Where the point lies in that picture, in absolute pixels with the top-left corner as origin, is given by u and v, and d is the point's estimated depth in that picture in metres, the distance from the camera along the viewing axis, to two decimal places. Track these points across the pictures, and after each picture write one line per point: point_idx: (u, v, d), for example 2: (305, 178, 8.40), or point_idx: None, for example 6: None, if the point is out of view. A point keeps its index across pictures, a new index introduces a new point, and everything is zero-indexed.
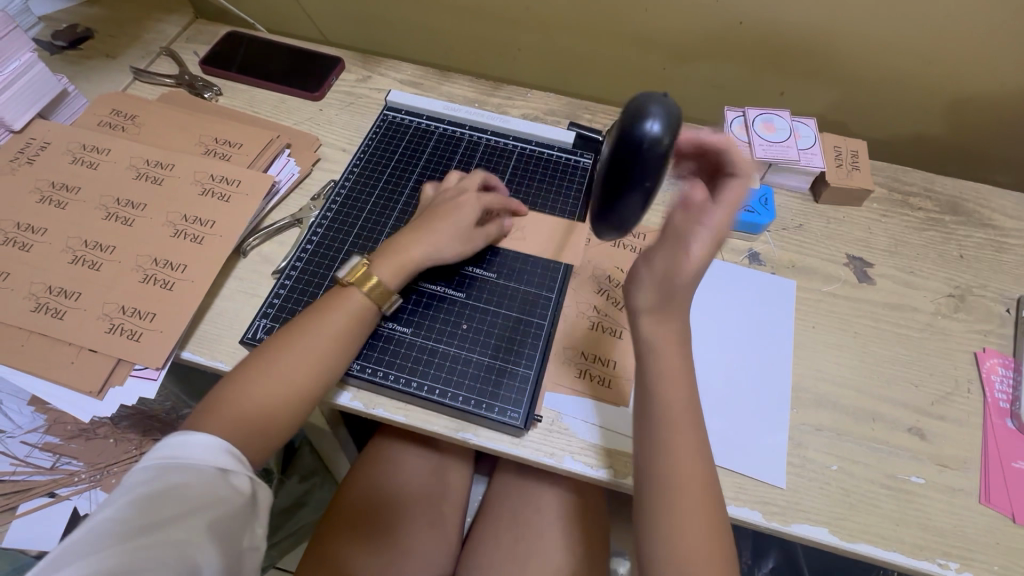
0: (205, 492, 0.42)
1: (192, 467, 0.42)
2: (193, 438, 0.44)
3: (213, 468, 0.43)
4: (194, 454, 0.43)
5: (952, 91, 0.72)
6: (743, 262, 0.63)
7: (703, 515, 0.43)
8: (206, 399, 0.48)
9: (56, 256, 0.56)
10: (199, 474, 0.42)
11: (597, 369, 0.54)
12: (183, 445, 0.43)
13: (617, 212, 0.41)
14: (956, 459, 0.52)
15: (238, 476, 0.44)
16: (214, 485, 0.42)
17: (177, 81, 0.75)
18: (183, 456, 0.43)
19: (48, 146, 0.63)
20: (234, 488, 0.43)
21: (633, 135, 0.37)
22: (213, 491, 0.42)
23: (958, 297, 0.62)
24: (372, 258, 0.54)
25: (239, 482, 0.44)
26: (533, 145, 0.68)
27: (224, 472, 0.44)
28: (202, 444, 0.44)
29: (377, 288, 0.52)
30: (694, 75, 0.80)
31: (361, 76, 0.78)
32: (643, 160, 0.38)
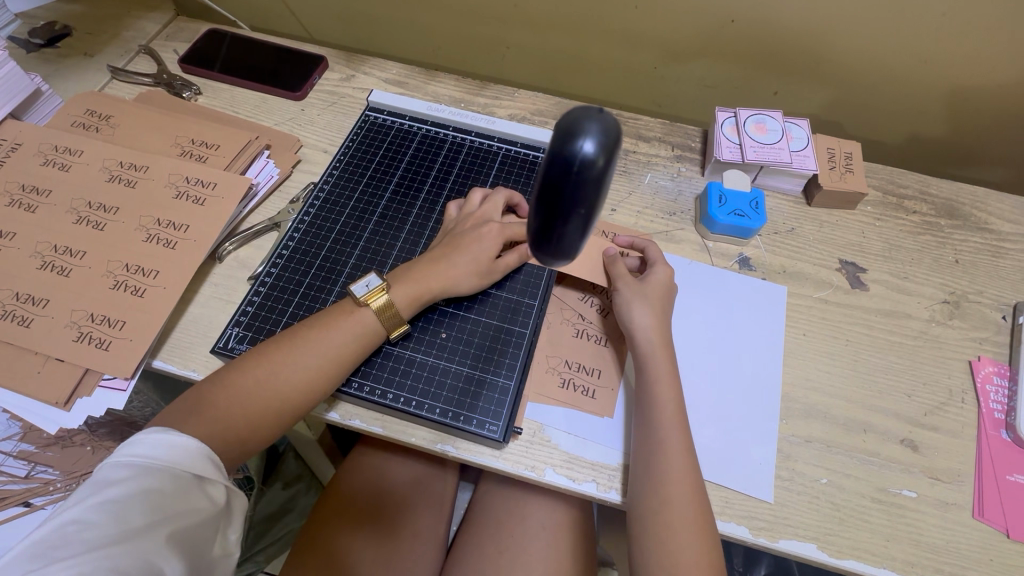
0: (179, 501, 0.41)
1: (166, 474, 0.41)
2: (169, 443, 0.43)
3: (188, 476, 0.42)
4: (169, 460, 0.42)
5: (949, 91, 0.71)
6: (733, 267, 0.62)
7: (693, 525, 0.45)
8: (173, 410, 0.46)
9: (25, 262, 0.55)
10: (173, 480, 0.41)
11: (581, 379, 0.53)
12: (159, 446, 0.42)
13: (552, 248, 0.33)
14: (949, 471, 0.50)
15: (214, 485, 0.43)
16: (189, 494, 0.42)
17: (156, 80, 0.73)
18: (158, 461, 0.42)
19: (19, 147, 0.61)
20: (207, 498, 0.43)
21: (560, 157, 0.29)
22: (187, 500, 0.41)
23: (953, 304, 0.60)
24: (389, 279, 0.52)
25: (213, 492, 0.43)
26: (519, 147, 0.66)
27: (200, 480, 0.43)
28: (178, 450, 0.43)
29: (395, 312, 0.51)
30: (685, 75, 0.78)
31: (345, 75, 0.76)
32: (575, 185, 0.29)
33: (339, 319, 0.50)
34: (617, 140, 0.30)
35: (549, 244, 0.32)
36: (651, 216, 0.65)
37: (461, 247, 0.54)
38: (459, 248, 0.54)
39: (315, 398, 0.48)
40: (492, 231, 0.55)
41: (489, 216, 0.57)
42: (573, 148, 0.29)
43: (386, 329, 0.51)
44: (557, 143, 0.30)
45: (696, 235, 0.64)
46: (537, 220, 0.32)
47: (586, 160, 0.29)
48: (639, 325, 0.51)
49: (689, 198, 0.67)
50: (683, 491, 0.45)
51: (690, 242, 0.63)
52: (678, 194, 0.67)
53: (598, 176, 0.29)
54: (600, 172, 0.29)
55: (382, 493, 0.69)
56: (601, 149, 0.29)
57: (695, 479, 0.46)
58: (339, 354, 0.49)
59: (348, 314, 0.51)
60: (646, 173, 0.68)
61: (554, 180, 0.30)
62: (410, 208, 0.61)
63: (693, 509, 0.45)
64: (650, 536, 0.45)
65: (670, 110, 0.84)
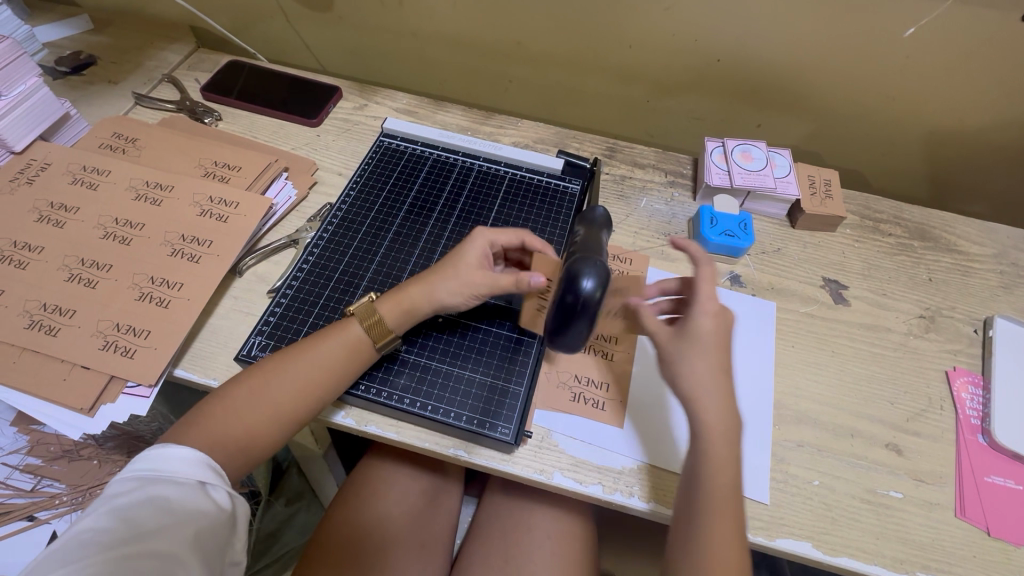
0: (182, 507, 0.42)
1: (169, 482, 0.43)
2: (169, 454, 0.44)
3: (192, 482, 0.44)
4: (171, 470, 0.44)
5: (916, 126, 0.77)
6: (725, 284, 0.66)
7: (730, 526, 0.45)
8: (186, 416, 0.48)
9: (52, 274, 0.57)
10: (178, 487, 0.43)
11: (591, 392, 0.56)
12: (162, 457, 0.44)
13: (566, 334, 0.41)
14: (932, 473, 0.54)
15: (217, 490, 0.45)
16: (192, 501, 0.43)
17: (178, 106, 0.77)
18: (159, 471, 0.43)
19: (48, 166, 0.64)
20: (211, 502, 0.44)
21: (573, 279, 0.40)
22: (189, 505, 0.43)
23: (928, 318, 0.65)
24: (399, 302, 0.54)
25: (217, 497, 0.44)
26: (524, 171, 0.71)
27: (201, 486, 0.44)
28: (178, 461, 0.44)
29: (376, 320, 0.52)
30: (676, 108, 0.84)
31: (358, 105, 0.80)
32: (583, 302, 0.39)
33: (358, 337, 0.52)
34: (611, 224, 0.47)
35: (565, 332, 0.41)
36: (647, 237, 0.69)
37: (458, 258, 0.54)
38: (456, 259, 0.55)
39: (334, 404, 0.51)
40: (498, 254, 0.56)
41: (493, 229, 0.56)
42: (580, 279, 0.40)
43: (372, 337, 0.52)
44: (568, 274, 0.41)
45: (690, 254, 0.68)
46: (553, 308, 0.41)
47: (583, 234, 0.45)
48: (700, 325, 0.49)
49: (682, 220, 0.71)
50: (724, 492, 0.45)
51: (684, 260, 0.68)
52: (672, 217, 0.72)
53: (597, 300, 0.40)
54: (599, 295, 0.40)
55: (388, 506, 0.70)
56: (599, 280, 0.40)
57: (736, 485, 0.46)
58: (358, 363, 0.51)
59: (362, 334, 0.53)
60: (641, 198, 0.73)
61: (567, 294, 0.40)
62: (424, 226, 0.64)
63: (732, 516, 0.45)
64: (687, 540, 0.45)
65: (661, 140, 0.90)
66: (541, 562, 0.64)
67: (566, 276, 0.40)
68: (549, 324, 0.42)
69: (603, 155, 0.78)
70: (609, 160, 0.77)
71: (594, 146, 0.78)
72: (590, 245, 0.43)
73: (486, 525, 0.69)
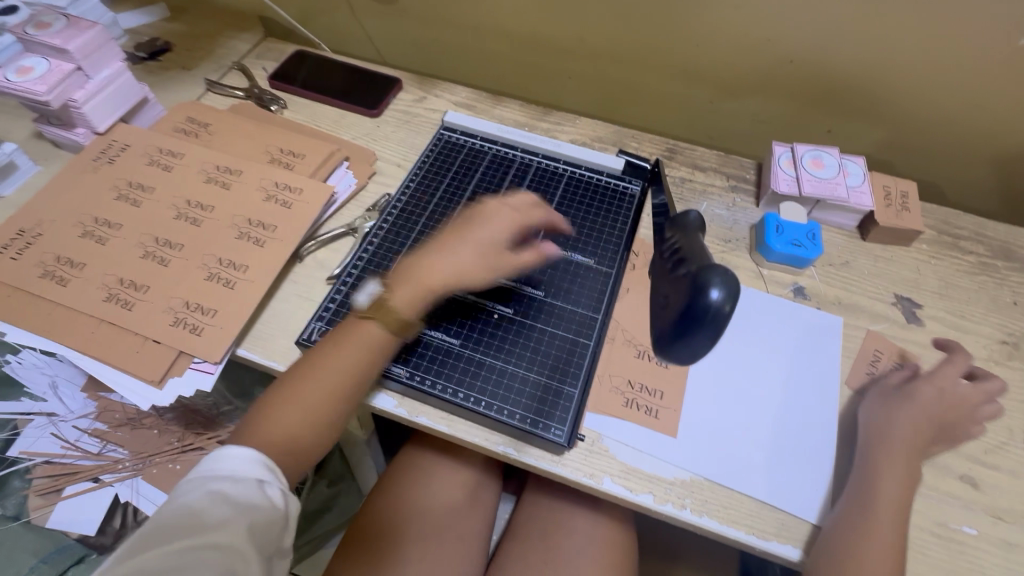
0: (243, 502, 0.41)
1: (227, 480, 0.42)
2: (225, 454, 0.44)
3: (249, 479, 0.43)
4: (231, 471, 0.43)
5: (1006, 137, 0.72)
6: (788, 296, 0.63)
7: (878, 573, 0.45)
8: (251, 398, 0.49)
9: (129, 250, 0.60)
10: (236, 484, 0.42)
11: (644, 399, 0.55)
12: (218, 457, 0.44)
13: (689, 348, 0.37)
14: (1012, 512, 0.50)
15: (273, 487, 0.44)
16: (252, 496, 0.42)
17: (247, 93, 0.79)
18: (219, 473, 0.43)
19: (127, 148, 0.68)
20: (268, 498, 0.43)
21: (698, 289, 0.35)
22: (248, 499, 0.42)
23: (1011, 345, 0.60)
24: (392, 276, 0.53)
25: (274, 494, 0.44)
26: (583, 170, 0.70)
27: (258, 482, 0.43)
28: (234, 458, 0.44)
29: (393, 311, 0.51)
30: (741, 111, 0.81)
31: (417, 97, 0.81)
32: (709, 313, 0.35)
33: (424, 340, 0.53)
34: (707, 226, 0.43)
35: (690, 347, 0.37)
36: (707, 243, 0.67)
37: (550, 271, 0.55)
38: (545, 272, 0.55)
39: None
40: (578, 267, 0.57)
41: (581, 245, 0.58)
42: (707, 288, 0.35)
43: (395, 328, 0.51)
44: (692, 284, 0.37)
45: (751, 262, 0.66)
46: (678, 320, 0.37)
47: (681, 240, 0.42)
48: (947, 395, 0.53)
49: (744, 227, 0.69)
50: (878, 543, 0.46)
51: (744, 269, 0.65)
52: (734, 223, 0.69)
53: (729, 312, 0.34)
54: (731, 307, 0.34)
55: (429, 497, 0.71)
56: (729, 288, 0.34)
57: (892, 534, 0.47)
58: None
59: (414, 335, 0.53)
60: (702, 202, 0.71)
61: (690, 306, 0.36)
62: None
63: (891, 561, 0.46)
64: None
65: (722, 143, 0.87)
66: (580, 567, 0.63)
67: (691, 286, 0.36)
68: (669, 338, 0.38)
69: (662, 156, 0.76)
70: (668, 161, 0.75)
71: (653, 147, 0.77)
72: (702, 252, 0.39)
73: (524, 524, 0.69)
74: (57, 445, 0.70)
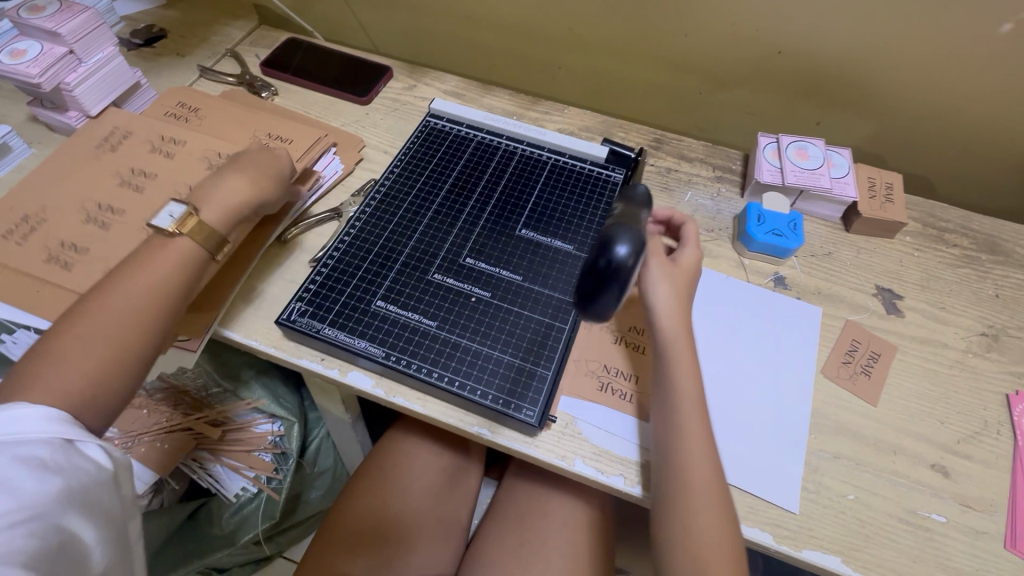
0: (63, 469, 0.38)
1: (30, 447, 0.38)
2: (15, 415, 0.38)
3: (61, 443, 0.39)
4: (36, 430, 0.38)
5: (996, 129, 0.71)
6: (768, 285, 0.63)
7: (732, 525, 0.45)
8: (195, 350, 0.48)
9: (116, 231, 0.61)
10: (42, 451, 0.38)
11: (619, 383, 0.55)
12: (9, 422, 0.38)
13: (596, 302, 0.40)
14: (982, 501, 0.50)
15: (93, 448, 0.41)
16: (70, 460, 0.39)
17: (239, 80, 0.80)
18: (13, 430, 0.38)
19: (129, 135, 0.68)
20: (88, 461, 0.40)
21: (606, 245, 0.39)
22: (66, 464, 0.39)
23: (991, 337, 0.60)
24: None
25: (95, 455, 0.41)
26: (567, 158, 0.70)
27: (76, 443, 0.40)
28: (33, 421, 0.39)
29: None
30: (730, 102, 0.81)
31: (407, 85, 0.82)
32: (614, 267, 0.39)
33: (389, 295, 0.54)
34: (651, 202, 0.47)
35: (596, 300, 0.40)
36: None
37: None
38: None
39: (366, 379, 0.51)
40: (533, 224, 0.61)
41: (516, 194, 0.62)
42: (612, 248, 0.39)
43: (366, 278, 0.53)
44: (602, 244, 0.40)
45: (733, 252, 0.66)
46: (587, 273, 0.40)
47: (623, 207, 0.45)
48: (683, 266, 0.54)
49: (728, 217, 0.69)
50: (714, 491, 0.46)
51: (726, 258, 0.65)
52: (717, 213, 0.69)
53: (630, 266, 0.39)
54: (631, 262, 0.39)
55: (411, 479, 0.72)
56: (632, 245, 0.39)
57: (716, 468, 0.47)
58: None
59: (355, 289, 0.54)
60: (686, 191, 0.71)
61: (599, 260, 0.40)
62: (463, 207, 0.65)
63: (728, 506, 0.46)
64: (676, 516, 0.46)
65: (712, 135, 0.87)
66: (557, 550, 0.64)
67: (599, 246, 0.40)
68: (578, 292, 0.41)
69: (649, 146, 0.76)
70: (655, 151, 0.75)
71: (640, 137, 0.77)
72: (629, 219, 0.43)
73: (503, 508, 0.70)
74: None
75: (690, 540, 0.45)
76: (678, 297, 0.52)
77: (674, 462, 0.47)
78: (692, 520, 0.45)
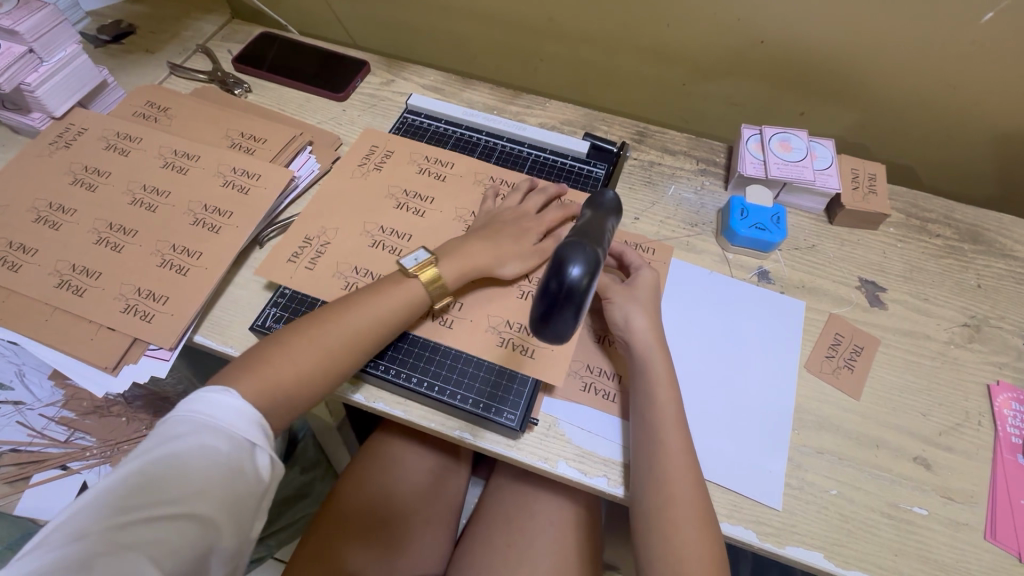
0: (231, 468, 0.41)
1: (220, 436, 0.42)
2: (222, 402, 0.43)
3: (243, 441, 0.43)
4: (224, 422, 0.43)
5: (979, 117, 0.71)
6: (752, 280, 0.63)
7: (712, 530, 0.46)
8: (238, 361, 0.48)
9: (83, 237, 0.59)
10: (229, 443, 0.42)
11: (602, 383, 0.54)
12: (218, 409, 0.43)
13: (551, 326, 0.35)
14: (963, 492, 0.51)
15: (262, 455, 0.44)
16: (240, 459, 0.42)
17: (210, 77, 0.78)
18: (221, 422, 0.43)
19: (84, 132, 0.67)
20: (255, 467, 0.43)
21: (558, 263, 0.34)
22: (236, 466, 0.42)
23: (973, 327, 0.60)
24: (436, 253, 0.55)
25: (262, 462, 0.44)
26: (548, 153, 0.70)
27: (251, 446, 0.43)
28: (233, 414, 0.43)
29: (442, 285, 0.54)
30: (714, 93, 0.80)
31: (385, 80, 0.80)
32: (569, 290, 0.33)
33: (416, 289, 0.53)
34: (621, 210, 0.42)
35: (550, 325, 0.35)
36: (673, 227, 0.66)
37: (493, 234, 0.57)
38: (497, 243, 0.57)
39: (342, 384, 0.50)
40: (512, 220, 0.59)
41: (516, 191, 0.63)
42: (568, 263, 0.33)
43: (431, 297, 0.54)
44: (556, 257, 0.34)
45: (716, 246, 0.65)
46: (536, 294, 0.35)
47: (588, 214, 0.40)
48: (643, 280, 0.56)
49: (711, 211, 0.68)
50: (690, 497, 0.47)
51: (710, 253, 0.65)
52: (701, 207, 0.68)
53: (585, 287, 0.33)
54: (587, 283, 0.34)
55: (397, 481, 0.71)
56: (589, 265, 0.34)
57: (694, 475, 0.48)
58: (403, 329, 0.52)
59: (398, 277, 0.54)
60: (670, 185, 0.70)
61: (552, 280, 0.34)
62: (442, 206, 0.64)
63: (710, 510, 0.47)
64: (660, 521, 0.46)
65: (696, 126, 0.87)
66: (545, 550, 0.64)
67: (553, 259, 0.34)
68: (531, 313, 0.35)
69: (632, 140, 0.75)
70: (638, 144, 0.74)
71: (623, 130, 0.76)
72: (591, 228, 0.38)
73: (491, 508, 0.69)
74: (24, 433, 0.70)
75: (671, 546, 0.46)
76: (645, 310, 0.54)
77: (657, 473, 0.47)
78: (674, 527, 0.46)
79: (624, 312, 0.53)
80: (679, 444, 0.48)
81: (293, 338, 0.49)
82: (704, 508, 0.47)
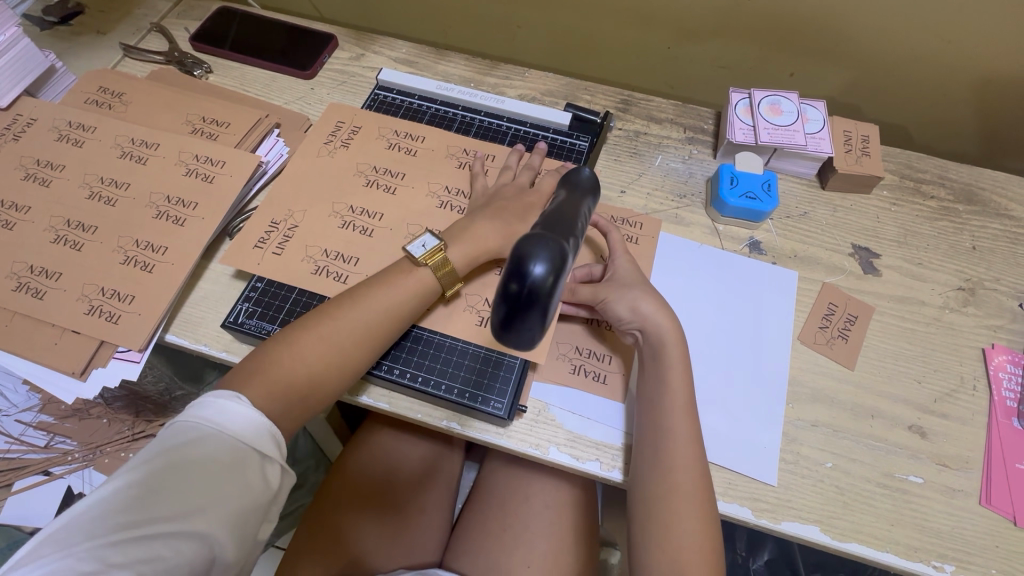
0: (236, 479, 0.39)
1: (226, 444, 0.40)
2: (231, 409, 0.41)
3: (250, 450, 0.41)
4: (230, 430, 0.41)
5: (974, 72, 0.68)
6: (744, 252, 0.61)
7: (708, 513, 0.45)
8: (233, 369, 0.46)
9: (39, 236, 0.56)
10: (235, 452, 0.40)
11: (592, 365, 0.53)
12: (225, 416, 0.41)
13: (515, 331, 0.31)
14: (958, 459, 0.50)
15: (271, 466, 0.42)
16: (245, 469, 0.40)
17: (167, 58, 0.73)
18: (227, 431, 0.41)
19: (34, 123, 0.62)
20: (263, 478, 0.41)
21: (519, 261, 0.30)
22: (241, 477, 0.40)
23: (968, 291, 0.59)
24: (443, 237, 0.52)
25: (270, 473, 0.42)
26: (528, 127, 0.66)
27: (258, 455, 0.41)
28: (240, 422, 0.41)
29: (453, 270, 0.51)
30: (701, 55, 0.77)
31: (354, 54, 0.75)
32: (530, 292, 0.29)
33: (417, 276, 0.50)
34: (597, 197, 0.40)
35: (511, 329, 0.31)
36: (661, 199, 0.64)
37: (474, 216, 0.54)
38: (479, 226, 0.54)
39: (324, 389, 0.47)
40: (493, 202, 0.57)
41: (507, 168, 0.60)
42: (530, 258, 0.29)
43: (442, 285, 0.51)
44: (516, 253, 0.30)
45: (706, 218, 0.63)
46: (495, 295, 0.31)
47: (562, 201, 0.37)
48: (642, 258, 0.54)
49: (700, 180, 0.66)
50: (688, 480, 0.46)
51: (700, 225, 0.63)
52: (689, 176, 0.66)
53: (549, 288, 0.30)
54: (552, 282, 0.30)
55: (390, 471, 0.70)
56: (554, 262, 0.30)
57: (693, 459, 0.47)
58: (384, 315, 0.48)
59: (394, 272, 0.51)
60: (657, 155, 0.67)
61: (514, 281, 0.30)
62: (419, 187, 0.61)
63: (705, 496, 0.46)
64: (655, 504, 0.46)
65: (683, 91, 0.83)
66: (541, 532, 0.64)
67: (513, 254, 0.30)
68: (491, 318, 0.32)
69: (616, 109, 0.71)
70: (622, 113, 0.71)
71: (607, 99, 0.72)
72: (561, 220, 0.34)
73: (486, 493, 0.69)
74: (2, 440, 0.69)
75: (670, 531, 0.45)
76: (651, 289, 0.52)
77: (660, 459, 0.46)
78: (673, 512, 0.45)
79: (628, 290, 0.51)
80: (686, 430, 0.47)
81: (290, 339, 0.47)
82: (700, 490, 0.46)
